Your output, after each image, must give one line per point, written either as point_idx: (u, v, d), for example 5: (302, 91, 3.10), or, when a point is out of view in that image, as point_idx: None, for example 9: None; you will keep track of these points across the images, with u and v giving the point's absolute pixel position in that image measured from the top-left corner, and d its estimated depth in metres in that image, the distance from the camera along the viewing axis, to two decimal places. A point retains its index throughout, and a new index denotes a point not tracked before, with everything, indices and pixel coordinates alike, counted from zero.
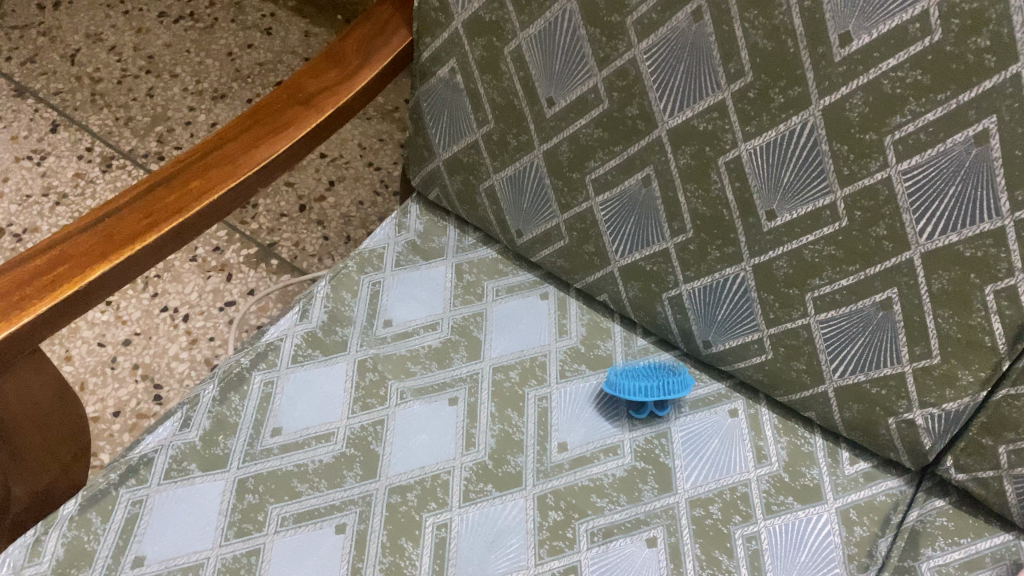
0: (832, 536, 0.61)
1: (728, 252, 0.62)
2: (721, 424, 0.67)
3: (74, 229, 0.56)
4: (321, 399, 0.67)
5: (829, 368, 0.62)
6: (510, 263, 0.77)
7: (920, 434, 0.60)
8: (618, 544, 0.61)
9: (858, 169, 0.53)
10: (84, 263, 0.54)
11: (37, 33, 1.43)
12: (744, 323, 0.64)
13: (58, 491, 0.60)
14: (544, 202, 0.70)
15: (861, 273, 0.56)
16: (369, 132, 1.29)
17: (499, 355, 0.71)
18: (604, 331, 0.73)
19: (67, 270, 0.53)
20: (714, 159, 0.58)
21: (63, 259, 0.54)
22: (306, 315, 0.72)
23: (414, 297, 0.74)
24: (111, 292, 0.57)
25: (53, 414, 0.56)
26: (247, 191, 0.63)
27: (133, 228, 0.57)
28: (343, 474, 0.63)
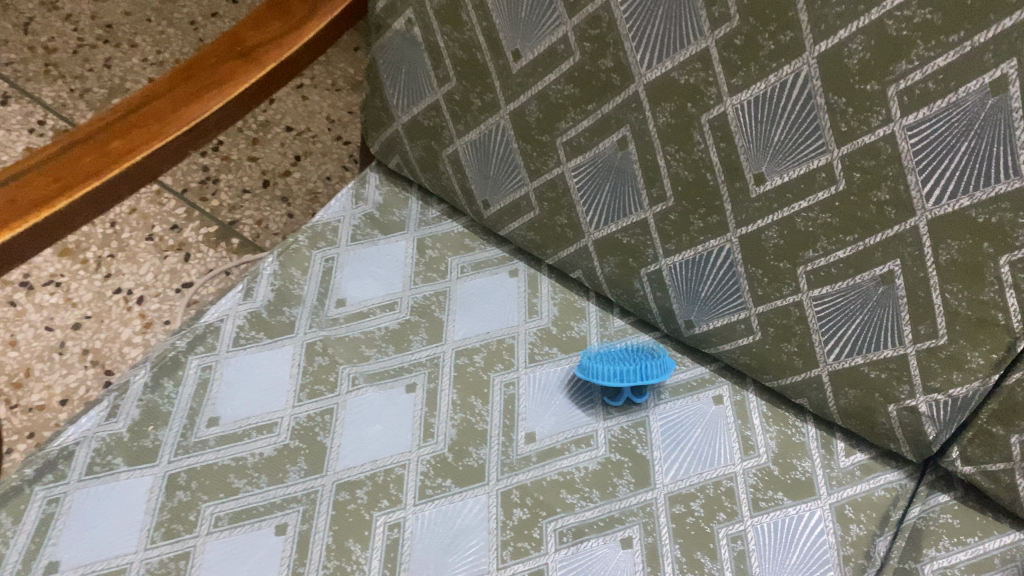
0: (826, 536, 0.55)
1: (712, 222, 0.56)
2: (705, 412, 0.61)
3: None
4: (264, 386, 0.61)
5: (824, 350, 0.56)
6: (477, 237, 0.71)
7: (924, 423, 0.54)
8: (589, 545, 0.55)
9: (858, 125, 0.46)
10: None
11: None
12: (730, 302, 0.58)
13: None
14: (512, 169, 0.64)
15: (860, 244, 0.51)
16: (338, 103, 1.23)
17: (464, 337, 0.65)
18: (578, 312, 0.67)
19: None
20: (696, 117, 0.52)
21: None
22: (250, 294, 0.65)
23: (371, 274, 0.67)
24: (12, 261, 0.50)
25: None
26: (175, 154, 0.56)
27: (38, 193, 0.50)
28: (286, 468, 0.57)
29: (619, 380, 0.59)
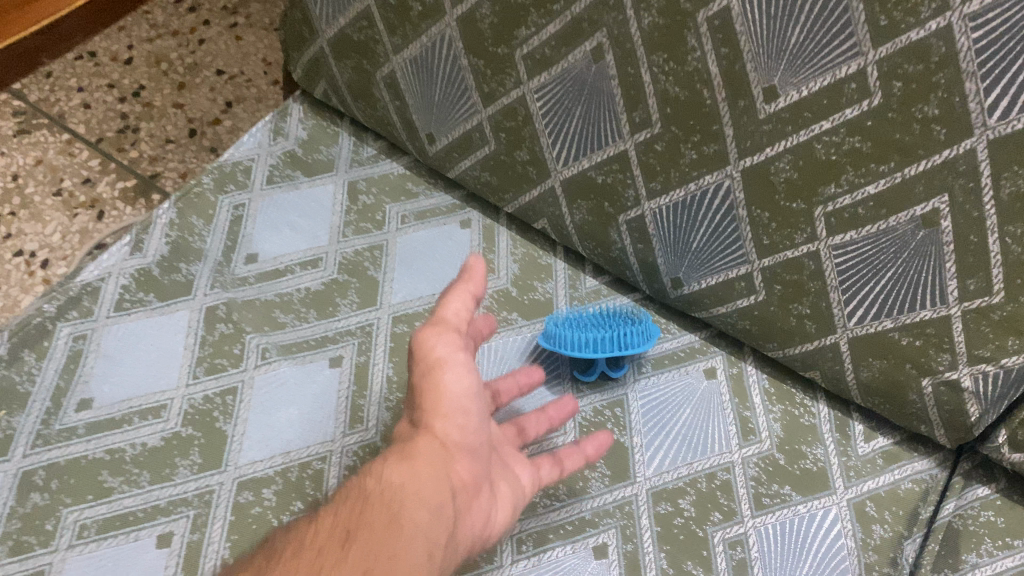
0: (843, 539, 0.45)
1: (708, 152, 0.44)
2: (694, 389, 0.51)
3: None
4: (152, 360, 0.49)
5: (844, 312, 0.45)
6: (422, 180, 0.59)
7: (965, 401, 0.44)
8: (554, 555, 0.45)
9: (902, 16, 0.34)
10: None
11: None
12: (727, 254, 0.47)
13: None
14: (461, 92, 0.52)
15: (896, 176, 0.39)
16: None
17: (402, 300, 0.53)
18: (543, 270, 0.56)
19: None
20: (690, 14, 0.40)
21: None
22: (140, 248, 0.53)
23: (289, 224, 0.56)
24: None
25: None
26: None
27: None
28: (174, 463, 0.46)
29: (591, 350, 0.47)
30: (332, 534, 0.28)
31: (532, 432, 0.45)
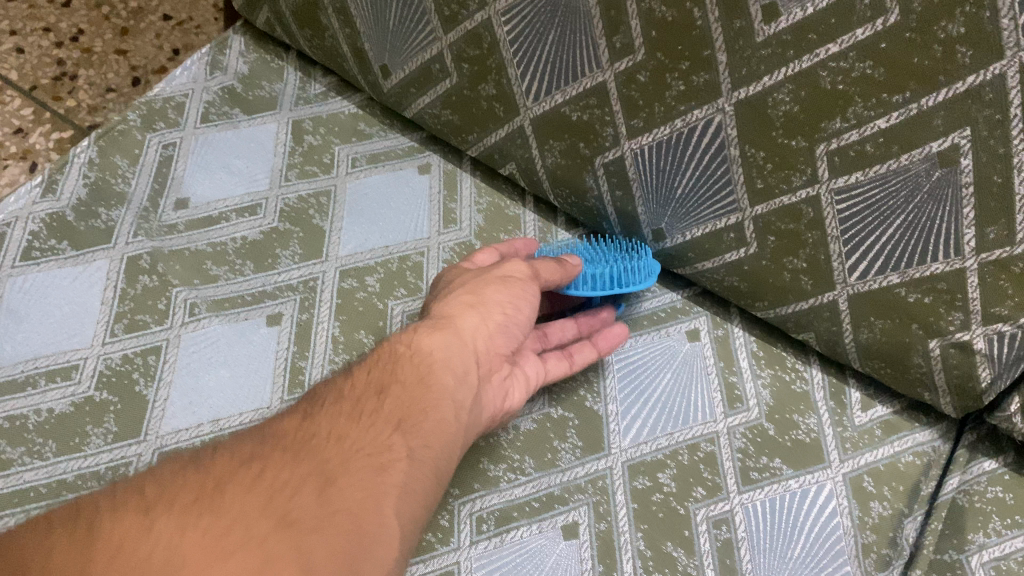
0: (839, 518, 0.41)
1: (697, 83, 0.39)
2: (676, 352, 0.46)
3: None
4: (62, 315, 0.43)
5: (844, 266, 0.40)
6: (377, 121, 0.53)
7: (976, 365, 0.39)
8: (518, 536, 0.40)
9: None
10: None
11: None
12: (716, 200, 0.42)
13: None
14: (419, 17, 0.46)
15: (909, 107, 0.34)
16: None
17: (351, 252, 0.47)
18: (510, 221, 0.50)
19: None
20: None
21: None
22: (52, 189, 0.47)
23: (225, 166, 0.50)
24: None
25: None
26: None
27: None
28: (85, 432, 0.40)
29: (590, 288, 0.43)
30: (369, 388, 0.32)
31: (556, 338, 0.45)
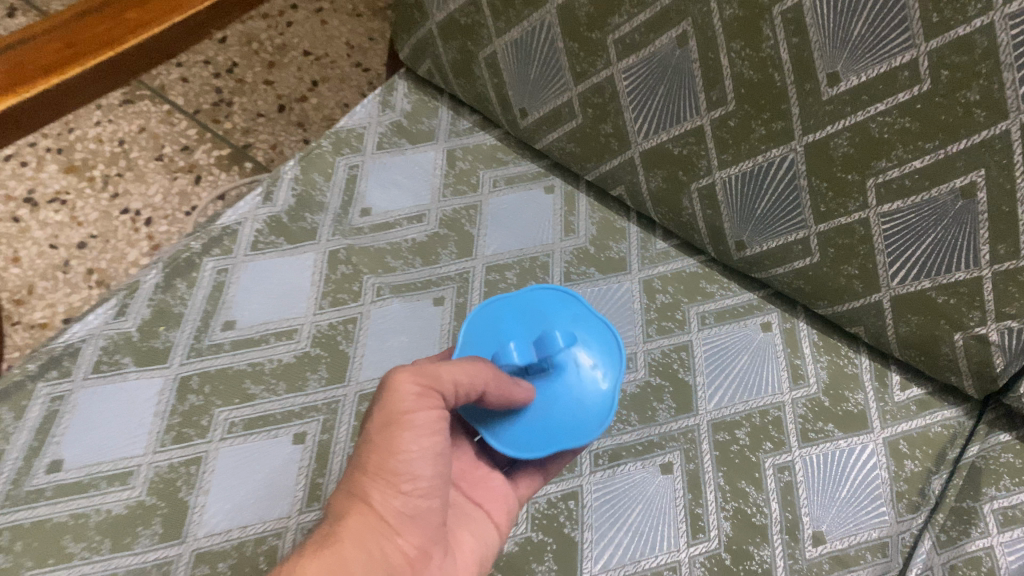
0: (879, 470, 0.52)
1: (776, 128, 0.51)
2: (752, 339, 0.58)
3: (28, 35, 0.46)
4: (283, 290, 0.57)
5: (888, 273, 0.52)
6: (511, 151, 0.67)
7: (992, 353, 0.50)
8: (626, 469, 0.52)
9: (952, 15, 0.41)
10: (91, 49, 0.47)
11: None
12: (788, 220, 0.54)
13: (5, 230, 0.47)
14: (555, 71, 0.59)
15: (939, 152, 0.46)
16: (358, 30, 1.18)
17: (495, 253, 0.61)
18: (618, 232, 0.63)
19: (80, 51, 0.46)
20: (768, 8, 0.46)
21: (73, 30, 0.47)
22: (270, 198, 0.61)
23: (396, 182, 0.64)
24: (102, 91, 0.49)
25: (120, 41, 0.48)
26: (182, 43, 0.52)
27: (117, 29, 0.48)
28: (305, 376, 0.54)
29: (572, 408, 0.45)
30: None
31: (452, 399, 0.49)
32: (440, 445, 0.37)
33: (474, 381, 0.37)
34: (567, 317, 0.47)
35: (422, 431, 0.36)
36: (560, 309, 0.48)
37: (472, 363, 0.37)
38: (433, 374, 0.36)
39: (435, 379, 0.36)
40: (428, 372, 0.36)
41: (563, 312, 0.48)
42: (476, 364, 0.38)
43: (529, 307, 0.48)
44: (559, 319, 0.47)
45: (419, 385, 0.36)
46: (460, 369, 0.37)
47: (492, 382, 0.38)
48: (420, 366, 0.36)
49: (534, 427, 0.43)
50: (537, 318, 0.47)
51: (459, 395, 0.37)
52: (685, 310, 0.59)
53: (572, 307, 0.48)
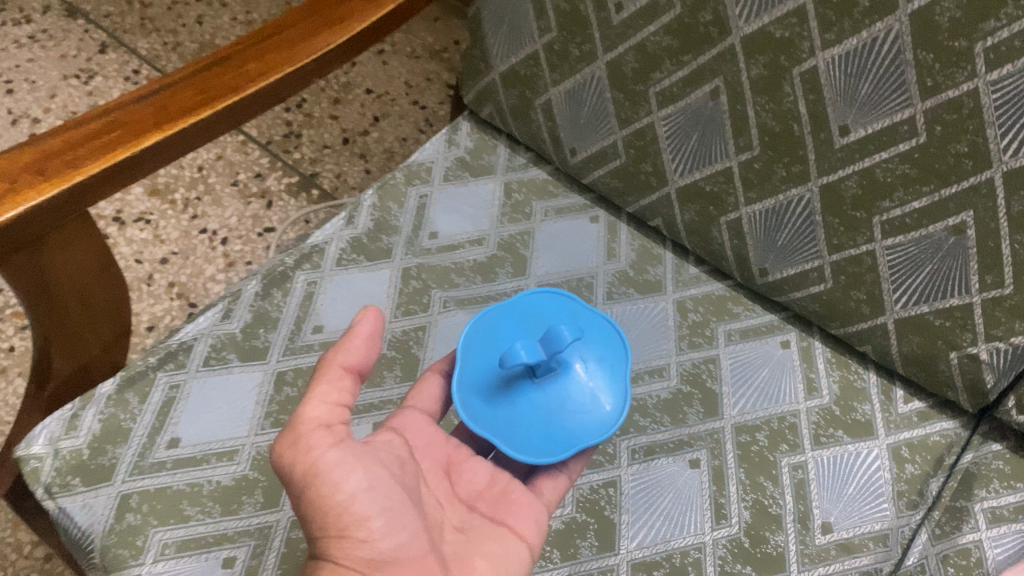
0: (882, 471, 0.59)
1: (795, 171, 0.59)
2: (772, 354, 0.65)
3: (144, 91, 0.56)
4: (363, 301, 0.66)
5: (891, 298, 0.59)
6: (561, 185, 0.76)
7: (983, 370, 0.58)
8: (659, 463, 0.60)
9: (943, 80, 0.49)
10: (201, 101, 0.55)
11: None
12: (805, 250, 0.62)
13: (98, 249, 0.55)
14: (603, 117, 0.68)
15: (934, 194, 0.53)
16: (416, 70, 1.28)
17: (546, 273, 0.70)
18: (655, 258, 0.71)
19: (187, 104, 0.55)
20: (788, 70, 0.55)
21: (187, 88, 0.56)
22: (352, 222, 0.71)
23: (459, 210, 0.73)
24: (210, 139, 0.58)
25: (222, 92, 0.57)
26: (284, 94, 0.60)
27: (224, 84, 0.57)
28: (383, 374, 0.63)
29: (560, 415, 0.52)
30: None
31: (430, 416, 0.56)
32: (369, 466, 0.44)
33: (340, 393, 0.46)
34: (565, 314, 0.57)
35: (335, 467, 0.42)
36: (558, 309, 0.57)
37: (324, 383, 0.46)
38: (306, 430, 0.44)
39: (312, 431, 0.43)
40: (302, 430, 0.44)
41: (559, 312, 0.57)
42: (332, 372, 0.46)
43: (525, 311, 0.57)
44: (558, 318, 0.56)
45: (306, 439, 0.43)
46: (312, 407, 0.45)
47: (344, 359, 0.46)
48: (293, 426, 0.44)
49: (557, 431, 0.51)
50: (535, 320, 0.56)
51: (337, 415, 0.45)
52: (713, 327, 0.67)
53: (567, 305, 0.57)
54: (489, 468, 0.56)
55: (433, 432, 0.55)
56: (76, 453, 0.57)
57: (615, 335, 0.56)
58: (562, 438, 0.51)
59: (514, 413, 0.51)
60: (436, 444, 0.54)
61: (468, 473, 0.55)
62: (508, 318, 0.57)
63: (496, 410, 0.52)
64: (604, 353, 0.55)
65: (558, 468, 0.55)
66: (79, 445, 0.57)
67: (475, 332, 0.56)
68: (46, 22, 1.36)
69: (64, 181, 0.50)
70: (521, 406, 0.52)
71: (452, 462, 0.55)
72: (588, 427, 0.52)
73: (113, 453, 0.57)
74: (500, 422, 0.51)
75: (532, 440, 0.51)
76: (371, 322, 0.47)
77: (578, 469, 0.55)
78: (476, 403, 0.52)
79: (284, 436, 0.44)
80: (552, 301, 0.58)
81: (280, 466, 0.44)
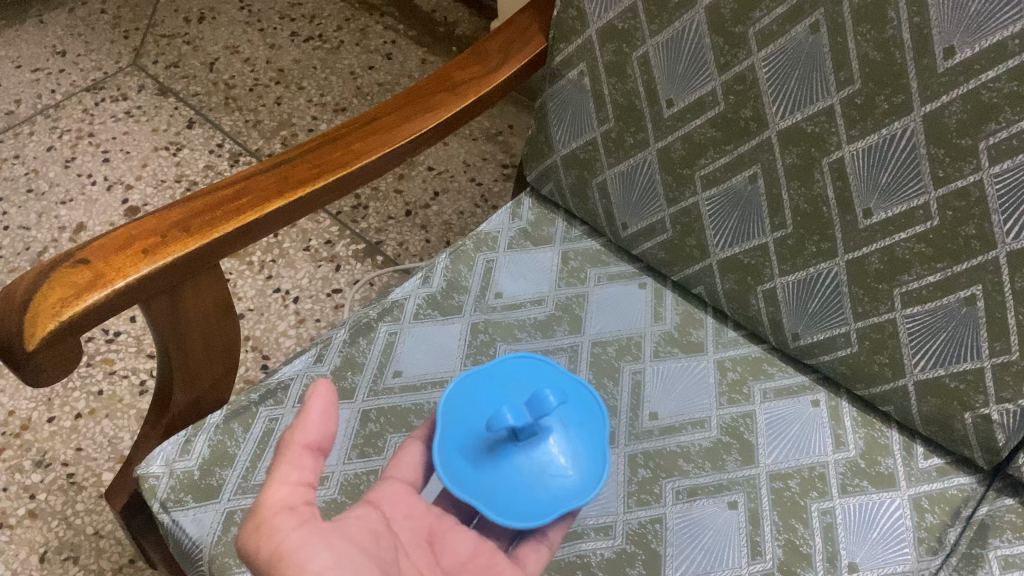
0: (904, 519, 0.66)
1: (824, 247, 0.67)
2: (804, 411, 0.72)
3: (265, 166, 0.66)
4: (438, 350, 0.75)
5: (911, 362, 0.67)
6: (613, 255, 0.85)
7: (994, 429, 0.64)
8: (701, 503, 0.67)
9: (952, 172, 0.58)
10: (316, 173, 0.66)
11: (174, 57, 1.58)
12: (833, 318, 0.70)
13: (222, 298, 0.65)
14: (653, 196, 0.77)
15: (948, 270, 0.61)
16: (473, 151, 1.39)
17: (599, 331, 0.78)
18: (697, 321, 0.79)
19: (303, 175, 0.65)
20: (818, 159, 0.64)
21: (303, 162, 0.67)
22: (427, 281, 0.80)
23: (523, 274, 0.82)
24: (321, 206, 0.68)
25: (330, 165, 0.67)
26: (384, 167, 0.70)
27: (336, 160, 0.67)
28: None
29: (542, 482, 0.59)
30: None
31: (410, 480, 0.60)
32: (332, 544, 0.44)
33: (303, 471, 0.47)
34: (544, 380, 0.65)
35: (302, 546, 0.43)
36: (536, 374, 0.66)
37: (285, 465, 0.46)
38: (271, 514, 0.44)
39: (275, 515, 0.44)
40: (266, 514, 0.45)
41: (538, 377, 0.65)
42: (293, 453, 0.47)
43: (504, 377, 0.65)
44: (537, 383, 0.65)
45: (270, 523, 0.44)
46: (276, 490, 0.45)
47: (301, 438, 0.47)
48: (256, 511, 0.45)
49: (537, 496, 0.59)
50: (515, 386, 0.65)
51: (299, 496, 0.46)
52: (750, 386, 0.74)
53: (544, 370, 0.66)
54: (473, 539, 0.59)
55: (413, 501, 0.58)
56: (188, 473, 0.65)
57: (592, 402, 0.65)
58: (542, 501, 0.58)
59: (497, 480, 0.58)
60: (417, 514, 0.57)
61: (452, 542, 0.58)
62: (488, 384, 0.65)
63: (479, 474, 0.59)
64: (582, 422, 0.63)
65: (539, 538, 0.61)
66: (191, 466, 0.66)
67: (459, 398, 0.63)
68: (140, 99, 1.51)
69: (205, 237, 0.59)
70: (506, 473, 0.59)
71: (433, 531, 0.58)
72: (566, 493, 0.59)
73: (220, 475, 0.65)
74: (484, 486, 0.58)
75: (512, 505, 0.58)
76: (322, 396, 0.48)
77: (558, 538, 0.61)
78: (461, 467, 0.59)
79: (250, 520, 0.45)
80: (533, 367, 0.66)
81: (248, 551, 0.45)
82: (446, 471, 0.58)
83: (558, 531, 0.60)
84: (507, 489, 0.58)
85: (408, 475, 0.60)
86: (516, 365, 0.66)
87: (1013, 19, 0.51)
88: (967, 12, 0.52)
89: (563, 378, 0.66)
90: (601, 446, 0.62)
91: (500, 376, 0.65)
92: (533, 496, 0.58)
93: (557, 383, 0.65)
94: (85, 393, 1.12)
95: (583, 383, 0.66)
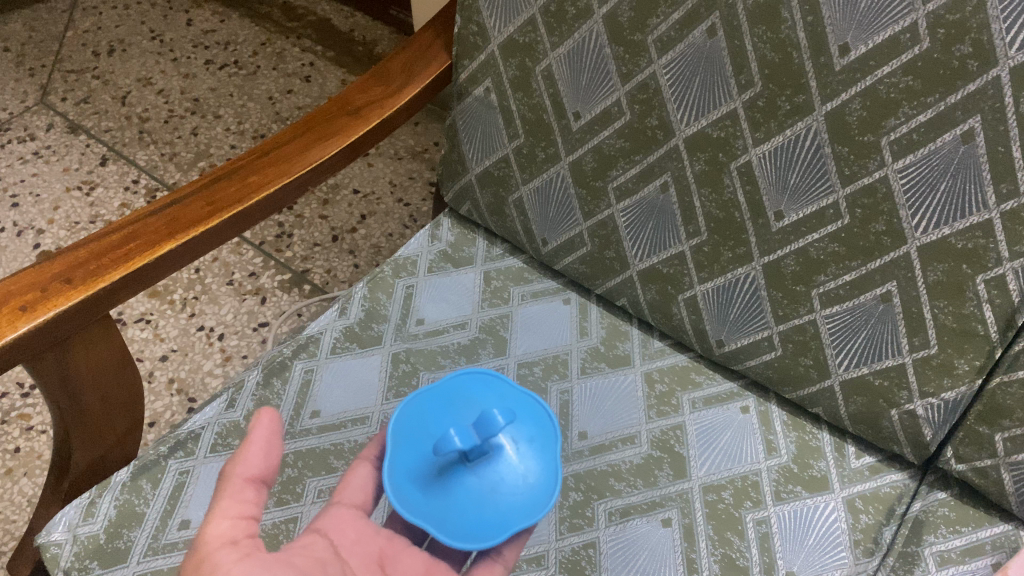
0: (839, 522, 0.65)
1: (740, 252, 0.66)
2: (734, 419, 0.71)
3: (156, 208, 0.63)
4: (357, 386, 0.72)
5: (835, 362, 0.66)
6: (536, 271, 0.83)
7: (921, 424, 0.64)
8: (636, 522, 0.65)
9: (858, 170, 0.57)
10: (212, 210, 0.62)
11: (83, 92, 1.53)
12: (755, 322, 0.69)
13: (119, 351, 0.61)
14: (569, 210, 0.76)
15: (862, 268, 0.60)
16: (400, 171, 1.36)
17: (524, 352, 0.76)
18: (623, 334, 0.78)
19: (198, 214, 0.62)
20: (726, 164, 0.63)
21: (200, 200, 0.63)
22: (345, 312, 0.78)
23: (445, 298, 0.80)
24: (221, 244, 0.64)
25: (224, 200, 0.64)
26: (288, 196, 0.68)
27: (231, 196, 0.64)
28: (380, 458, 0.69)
29: (495, 502, 0.55)
30: None
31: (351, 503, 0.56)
32: None
33: (244, 505, 0.44)
34: (493, 396, 0.61)
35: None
36: (486, 391, 0.62)
37: (225, 499, 0.44)
38: (212, 550, 0.42)
39: (216, 550, 0.42)
40: (206, 551, 0.42)
41: (487, 394, 0.62)
42: (233, 486, 0.44)
43: (454, 396, 0.62)
44: (487, 400, 0.61)
45: (211, 559, 0.42)
46: (215, 525, 0.43)
47: (242, 471, 0.44)
48: (196, 548, 0.43)
49: (488, 515, 0.55)
50: (464, 403, 0.61)
51: (241, 529, 0.43)
52: (679, 397, 0.73)
53: (495, 386, 0.63)
54: (423, 561, 0.57)
55: (363, 527, 0.56)
56: (93, 539, 0.61)
57: (542, 414, 0.61)
58: (494, 520, 0.54)
59: (447, 502, 0.55)
60: (366, 539, 0.55)
61: (403, 565, 0.56)
62: (437, 405, 0.61)
63: (429, 498, 0.55)
64: (535, 436, 0.59)
65: (493, 557, 0.57)
66: (96, 530, 0.62)
67: (407, 420, 0.60)
68: (49, 138, 1.45)
69: (90, 288, 0.56)
70: (457, 496, 0.55)
71: (385, 555, 0.55)
72: (522, 511, 0.55)
73: (128, 537, 0.62)
74: (433, 509, 0.55)
75: (462, 526, 0.54)
76: (266, 427, 0.46)
77: (513, 557, 0.57)
78: (410, 492, 0.55)
79: (190, 559, 0.43)
80: (482, 384, 0.63)
81: None
82: (395, 496, 0.55)
83: (512, 551, 0.57)
84: (457, 512, 0.55)
85: (356, 496, 0.57)
86: (466, 382, 0.63)
87: (903, 13, 0.50)
88: (857, 8, 0.51)
89: (514, 392, 0.63)
90: (554, 459, 0.58)
91: (450, 394, 0.62)
92: (483, 516, 0.54)
93: (507, 398, 0.62)
94: (2, 452, 1.06)
95: (533, 395, 0.62)
